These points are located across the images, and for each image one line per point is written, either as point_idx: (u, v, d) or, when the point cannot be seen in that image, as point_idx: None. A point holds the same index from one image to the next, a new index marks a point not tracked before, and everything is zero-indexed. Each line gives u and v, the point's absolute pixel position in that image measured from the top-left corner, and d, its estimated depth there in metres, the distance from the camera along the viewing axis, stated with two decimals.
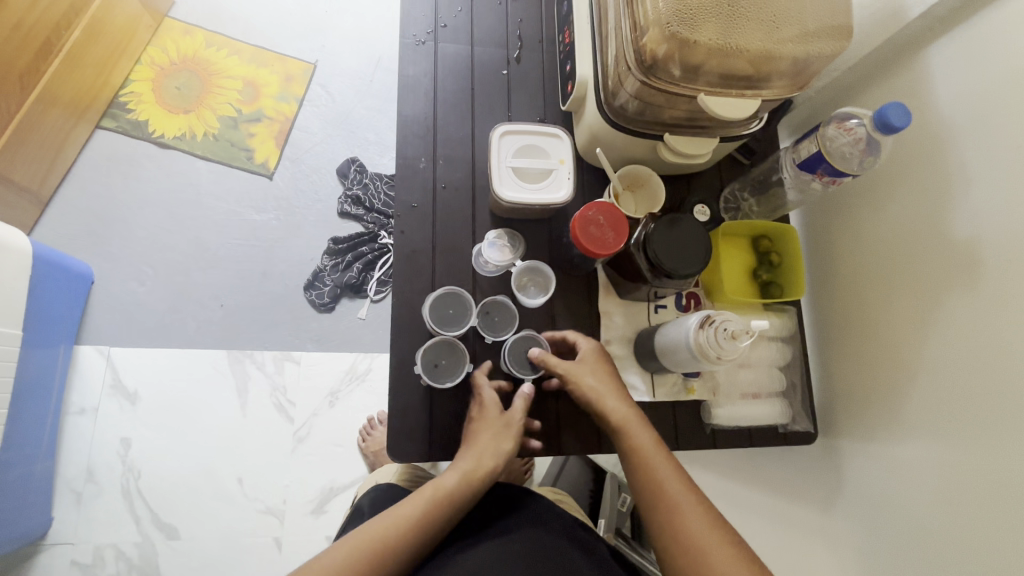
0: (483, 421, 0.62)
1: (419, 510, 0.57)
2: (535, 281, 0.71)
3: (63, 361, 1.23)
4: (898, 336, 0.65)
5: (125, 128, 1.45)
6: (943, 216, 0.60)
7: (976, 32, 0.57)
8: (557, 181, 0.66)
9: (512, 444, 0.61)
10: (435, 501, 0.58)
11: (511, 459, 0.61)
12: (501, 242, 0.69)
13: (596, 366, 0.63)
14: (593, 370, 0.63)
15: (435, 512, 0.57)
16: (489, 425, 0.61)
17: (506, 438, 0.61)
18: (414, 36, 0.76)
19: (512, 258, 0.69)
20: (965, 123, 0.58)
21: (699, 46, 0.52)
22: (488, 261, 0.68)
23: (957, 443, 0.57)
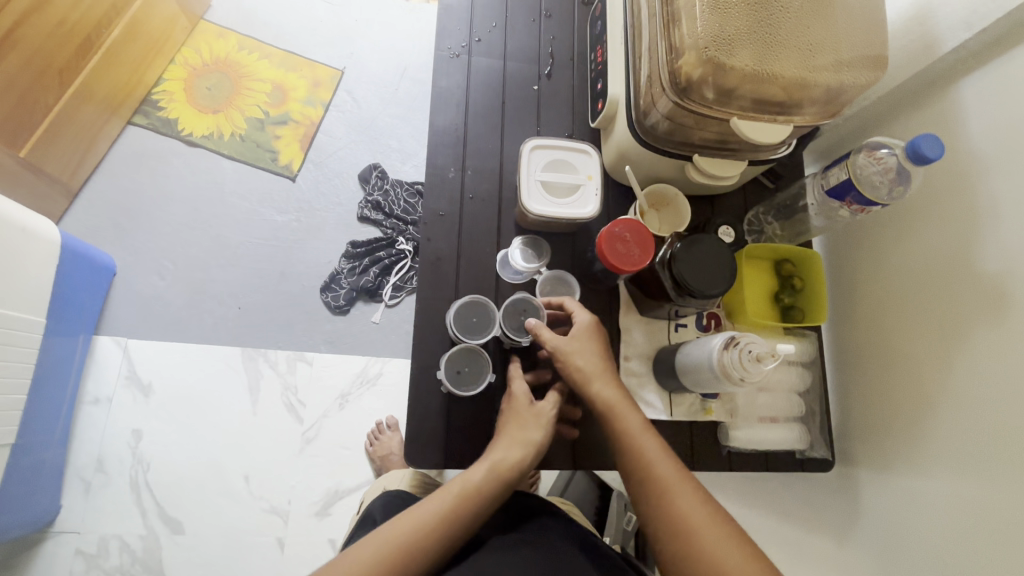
0: (510, 414, 0.62)
1: (443, 509, 0.55)
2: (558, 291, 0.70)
3: (81, 350, 1.25)
4: (922, 367, 0.64)
5: (155, 125, 1.48)
6: (972, 249, 0.60)
7: (1010, 68, 0.58)
8: (584, 197, 0.67)
9: (542, 433, 0.61)
10: (461, 499, 0.56)
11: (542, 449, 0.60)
12: (525, 249, 0.70)
13: (585, 342, 0.62)
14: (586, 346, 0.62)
15: (462, 510, 0.56)
16: (516, 418, 0.61)
17: (536, 428, 0.61)
18: (449, 49, 0.77)
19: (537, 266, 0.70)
20: (997, 158, 0.58)
21: (735, 71, 0.53)
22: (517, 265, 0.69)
23: (980, 480, 0.56)
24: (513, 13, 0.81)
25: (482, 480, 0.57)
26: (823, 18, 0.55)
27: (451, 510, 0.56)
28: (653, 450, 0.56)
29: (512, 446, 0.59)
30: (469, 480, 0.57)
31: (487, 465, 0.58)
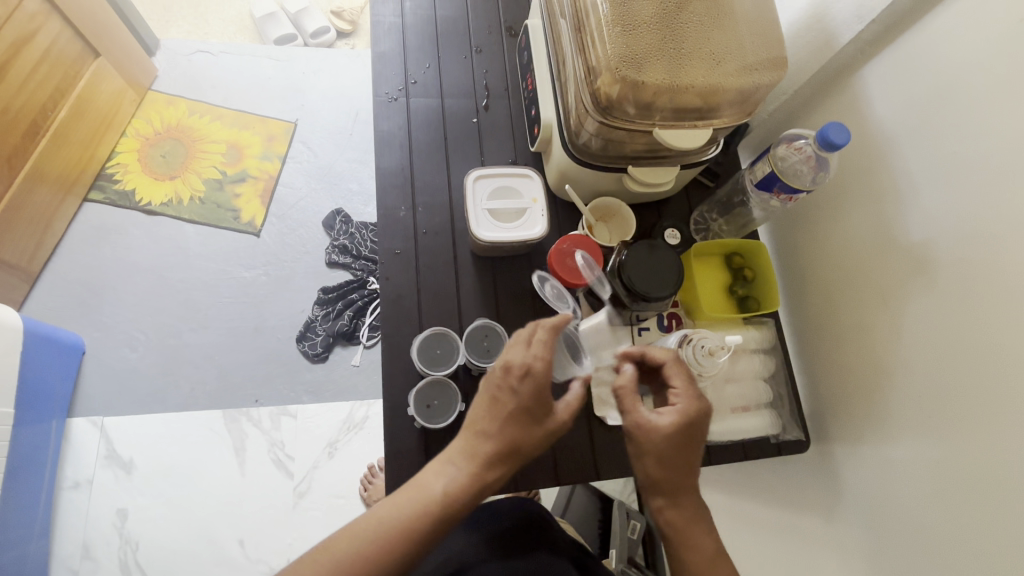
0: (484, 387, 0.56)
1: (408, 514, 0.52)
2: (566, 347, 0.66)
3: (55, 435, 1.22)
4: (876, 341, 0.67)
5: (112, 199, 1.48)
6: (897, 222, 0.63)
7: (900, 53, 0.63)
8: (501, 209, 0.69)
9: (490, 422, 0.54)
10: (425, 509, 0.52)
11: (495, 433, 0.54)
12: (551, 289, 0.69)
13: (690, 438, 0.56)
14: (688, 437, 0.56)
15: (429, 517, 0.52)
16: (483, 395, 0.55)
17: (489, 416, 0.54)
18: (386, 93, 0.80)
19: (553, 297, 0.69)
20: (904, 135, 0.63)
21: (649, 86, 0.57)
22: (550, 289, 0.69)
23: (941, 439, 0.58)
24: (445, 53, 0.84)
25: (453, 481, 0.53)
26: (724, 29, 0.59)
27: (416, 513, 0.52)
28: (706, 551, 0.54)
29: (495, 434, 0.53)
30: (438, 486, 0.52)
31: (465, 466, 0.53)
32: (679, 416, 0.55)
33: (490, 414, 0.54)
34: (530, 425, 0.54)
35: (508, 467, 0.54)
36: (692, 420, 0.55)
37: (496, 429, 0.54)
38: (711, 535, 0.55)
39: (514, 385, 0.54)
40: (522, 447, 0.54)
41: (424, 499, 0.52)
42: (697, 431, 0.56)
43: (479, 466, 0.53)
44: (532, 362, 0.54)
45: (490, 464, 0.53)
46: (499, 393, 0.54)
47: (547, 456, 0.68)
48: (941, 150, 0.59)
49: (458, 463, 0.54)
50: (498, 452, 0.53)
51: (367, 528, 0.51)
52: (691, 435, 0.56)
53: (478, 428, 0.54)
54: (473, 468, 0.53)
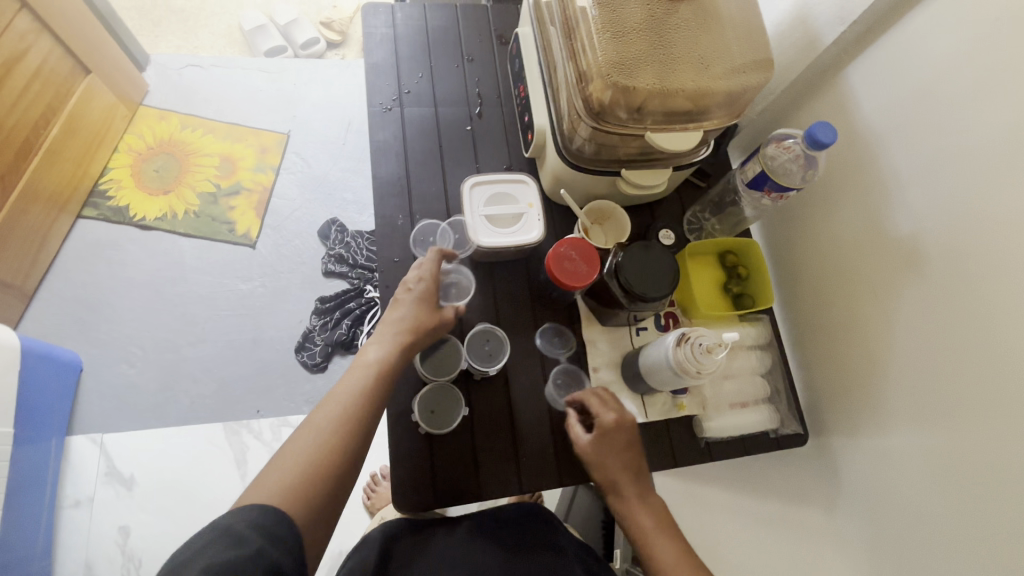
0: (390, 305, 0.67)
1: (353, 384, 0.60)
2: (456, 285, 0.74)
3: (54, 454, 1.21)
4: (869, 334, 0.68)
5: (106, 215, 1.48)
6: (886, 216, 0.65)
7: (882, 53, 0.64)
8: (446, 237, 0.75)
9: (402, 307, 0.65)
10: (370, 373, 0.61)
11: (408, 313, 0.65)
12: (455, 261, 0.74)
13: (613, 445, 0.63)
14: (609, 448, 0.63)
15: (371, 379, 0.60)
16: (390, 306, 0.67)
17: (398, 306, 0.66)
18: (381, 104, 0.81)
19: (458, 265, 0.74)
20: (890, 132, 0.64)
21: (639, 91, 0.58)
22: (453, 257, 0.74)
23: (937, 428, 0.59)
24: (437, 62, 0.85)
25: (385, 350, 0.62)
26: (711, 33, 0.61)
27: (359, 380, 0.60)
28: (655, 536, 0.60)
29: (406, 313, 0.65)
30: (370, 357, 0.62)
31: (392, 338, 0.63)
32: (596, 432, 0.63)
33: (402, 301, 0.66)
34: (432, 307, 0.66)
35: (428, 334, 0.65)
36: (611, 430, 0.63)
37: (410, 309, 0.65)
38: (647, 511, 0.61)
39: (411, 287, 0.66)
40: (431, 322, 0.65)
41: (363, 371, 0.61)
42: (616, 439, 0.64)
43: (401, 338, 0.63)
44: (422, 278, 0.67)
45: (408, 334, 0.64)
46: (399, 299, 0.66)
47: (552, 458, 0.68)
48: (925, 146, 0.60)
49: (385, 337, 0.64)
50: (413, 324, 0.64)
51: (333, 407, 0.58)
52: (611, 445, 0.63)
53: (387, 318, 0.65)
54: (396, 339, 0.63)
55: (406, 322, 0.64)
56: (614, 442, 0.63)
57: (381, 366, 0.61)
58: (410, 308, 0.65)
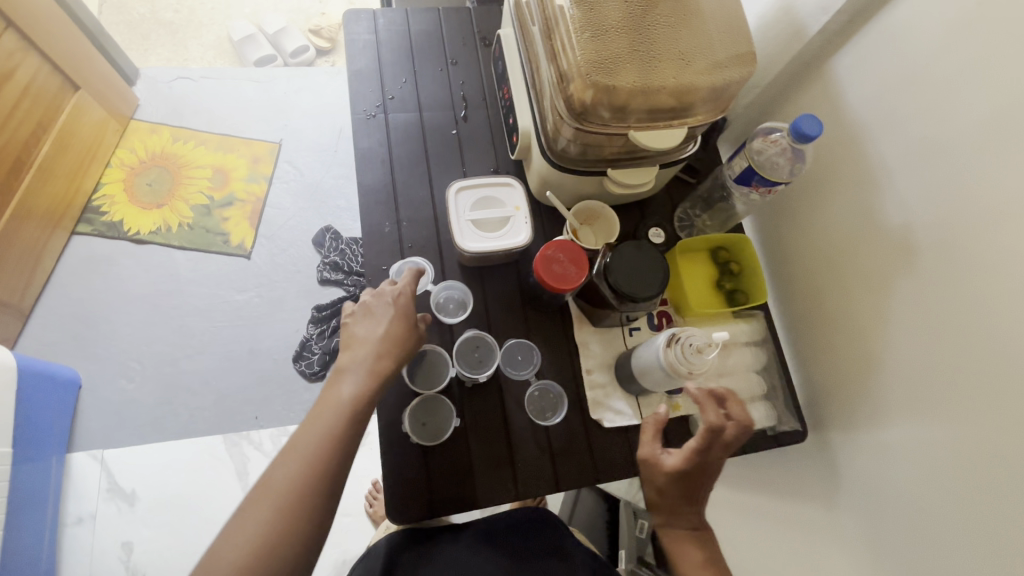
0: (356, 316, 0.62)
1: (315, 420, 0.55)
2: (452, 298, 0.73)
3: (55, 472, 1.21)
4: (865, 328, 0.67)
5: (101, 231, 1.48)
6: (878, 206, 0.64)
7: (868, 41, 0.63)
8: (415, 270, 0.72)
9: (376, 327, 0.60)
10: (343, 407, 0.56)
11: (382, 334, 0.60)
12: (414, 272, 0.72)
13: (687, 477, 0.59)
14: (683, 479, 0.59)
15: (333, 412, 0.55)
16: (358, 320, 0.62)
17: (372, 325, 0.61)
18: (365, 110, 0.80)
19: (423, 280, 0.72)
20: (877, 121, 0.63)
21: (621, 89, 0.57)
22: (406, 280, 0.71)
23: (935, 422, 0.58)
24: (421, 66, 0.84)
25: (350, 379, 0.57)
26: (692, 28, 0.60)
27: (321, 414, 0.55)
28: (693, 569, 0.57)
29: (376, 336, 0.60)
30: (335, 389, 0.57)
31: (360, 364, 0.58)
32: (682, 457, 0.59)
33: (368, 322, 0.61)
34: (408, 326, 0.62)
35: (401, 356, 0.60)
36: (694, 470, 0.58)
37: (385, 332, 0.60)
38: (700, 548, 0.58)
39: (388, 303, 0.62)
40: (402, 341, 0.60)
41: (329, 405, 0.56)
42: (694, 474, 0.59)
43: (372, 362, 0.58)
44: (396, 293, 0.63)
45: (379, 357, 0.59)
46: (372, 315, 0.61)
47: (547, 464, 0.67)
48: (913, 134, 0.59)
49: (353, 362, 0.59)
50: (378, 347, 0.59)
51: (306, 451, 0.53)
52: (686, 477, 0.59)
53: (352, 336, 0.60)
54: (362, 364, 0.58)
55: (371, 346, 0.59)
56: (691, 477, 0.59)
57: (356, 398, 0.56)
58: (385, 333, 0.60)
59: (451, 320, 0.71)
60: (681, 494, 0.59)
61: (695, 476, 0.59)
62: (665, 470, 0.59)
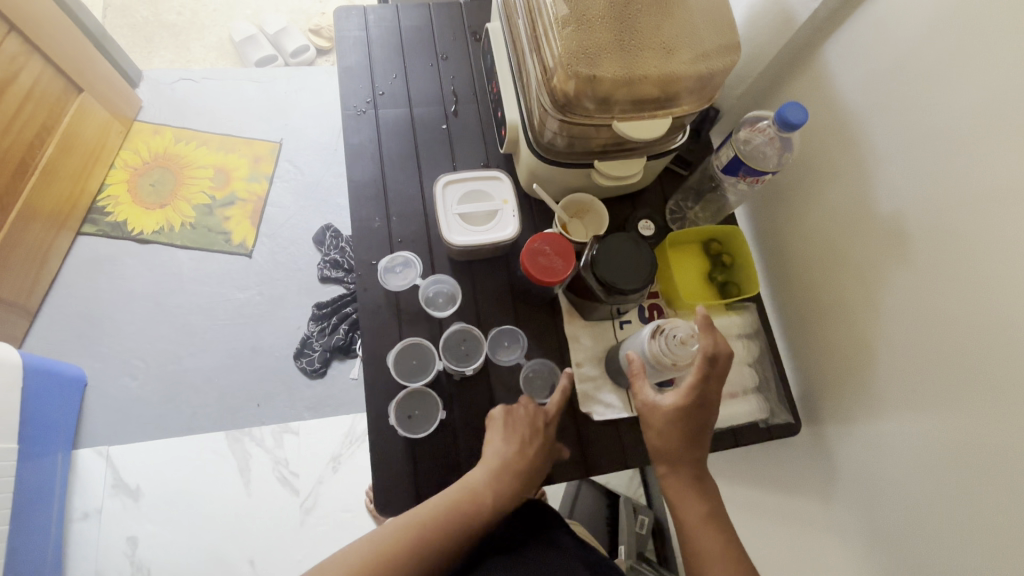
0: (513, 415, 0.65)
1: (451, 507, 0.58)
2: (442, 293, 0.73)
3: (61, 468, 1.24)
4: (858, 319, 0.66)
5: (105, 231, 1.50)
6: (869, 195, 0.63)
7: (858, 27, 0.62)
8: (406, 266, 0.73)
9: (530, 438, 0.63)
10: (472, 503, 0.59)
11: (529, 446, 0.63)
12: (403, 267, 0.73)
13: (681, 419, 0.60)
14: (678, 421, 0.60)
15: (469, 512, 0.58)
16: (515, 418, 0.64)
17: (527, 435, 0.63)
18: (355, 107, 0.81)
19: (413, 276, 0.72)
20: (868, 109, 0.62)
21: (603, 80, 0.57)
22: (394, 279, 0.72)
23: (926, 413, 0.57)
24: (411, 62, 0.85)
25: (495, 489, 0.60)
26: (676, 17, 0.59)
27: (459, 509, 0.58)
28: (693, 515, 0.58)
29: (520, 446, 0.62)
30: (485, 497, 0.59)
31: (497, 464, 0.61)
32: (676, 400, 0.60)
33: (525, 442, 0.62)
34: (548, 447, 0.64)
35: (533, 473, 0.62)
36: (688, 412, 0.59)
37: (531, 447, 0.62)
38: (701, 501, 0.59)
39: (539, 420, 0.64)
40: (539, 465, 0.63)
41: (471, 505, 0.58)
42: (688, 415, 0.60)
43: (508, 468, 0.61)
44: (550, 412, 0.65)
45: (514, 467, 0.61)
46: (524, 424, 0.64)
47: None
48: (905, 120, 0.58)
49: (490, 457, 0.62)
50: (525, 469, 0.61)
51: (429, 517, 0.57)
52: (680, 419, 0.60)
53: (504, 429, 0.64)
54: (510, 480, 0.61)
55: (521, 465, 0.61)
56: (685, 419, 0.60)
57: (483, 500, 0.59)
58: (533, 447, 0.63)
59: (441, 314, 0.71)
60: (677, 437, 0.60)
61: (689, 417, 0.60)
62: (659, 414, 0.60)
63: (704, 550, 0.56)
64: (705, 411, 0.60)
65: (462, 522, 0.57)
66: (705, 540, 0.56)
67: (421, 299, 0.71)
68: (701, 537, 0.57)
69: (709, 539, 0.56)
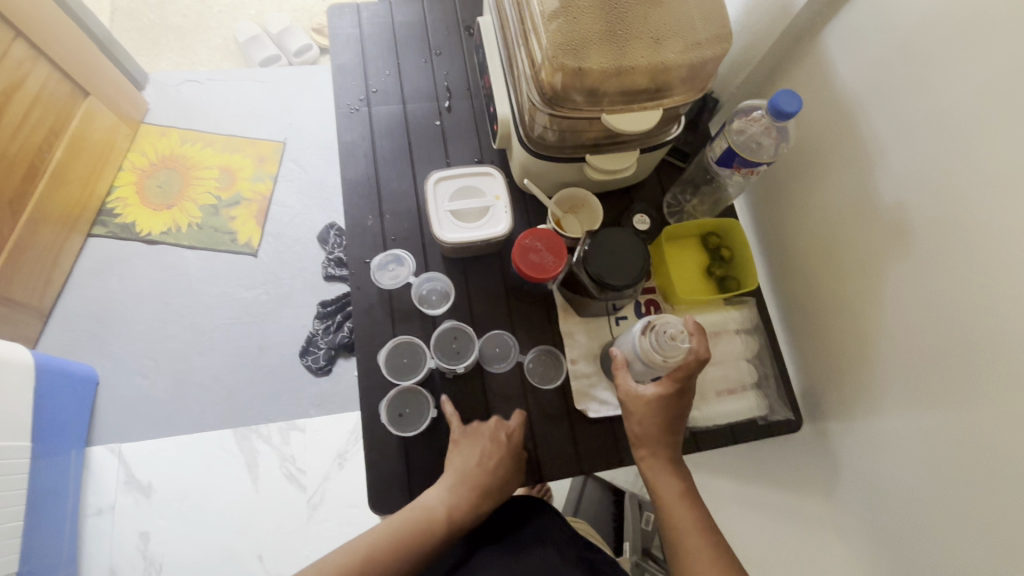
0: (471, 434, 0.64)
1: (408, 523, 0.58)
2: (435, 290, 0.73)
3: (75, 465, 1.26)
4: (859, 313, 0.64)
5: (115, 232, 1.52)
6: (870, 185, 0.61)
7: (858, 11, 0.60)
8: (399, 263, 0.73)
9: (489, 455, 0.62)
10: (430, 523, 0.59)
11: (489, 464, 0.62)
12: (395, 264, 0.73)
13: (661, 406, 0.62)
14: (660, 407, 0.62)
15: (422, 529, 0.58)
16: (475, 436, 0.64)
17: (487, 453, 0.62)
18: (348, 104, 0.81)
19: (406, 273, 0.72)
20: (869, 95, 0.60)
21: (592, 72, 0.56)
22: (387, 275, 0.72)
23: (929, 410, 0.55)
24: (404, 58, 0.84)
25: (452, 503, 0.60)
26: (667, 6, 0.58)
27: (415, 525, 0.58)
28: (673, 493, 0.60)
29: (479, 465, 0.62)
30: (442, 510, 0.59)
31: (457, 481, 0.61)
32: (660, 388, 0.62)
33: (486, 458, 0.62)
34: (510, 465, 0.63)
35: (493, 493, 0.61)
36: (671, 398, 0.62)
37: (491, 465, 0.62)
38: (679, 479, 0.61)
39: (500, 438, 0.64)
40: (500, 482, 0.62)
41: (429, 518, 0.59)
42: (670, 402, 0.62)
43: (465, 487, 0.61)
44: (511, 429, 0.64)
45: (473, 486, 0.61)
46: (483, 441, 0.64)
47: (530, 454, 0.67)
48: (907, 107, 0.56)
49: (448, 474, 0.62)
50: (486, 482, 0.61)
51: (386, 535, 0.58)
52: (662, 405, 0.62)
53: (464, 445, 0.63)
54: (467, 492, 0.60)
55: (481, 477, 0.61)
56: (666, 406, 0.62)
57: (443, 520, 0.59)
58: (493, 465, 0.62)
59: (434, 311, 0.71)
60: (658, 423, 0.62)
61: (670, 404, 0.62)
62: (641, 402, 0.62)
63: (683, 527, 0.58)
64: (685, 399, 0.62)
65: (421, 538, 0.58)
66: (682, 514, 0.58)
67: (414, 297, 0.71)
68: (680, 515, 0.58)
69: (685, 514, 0.58)
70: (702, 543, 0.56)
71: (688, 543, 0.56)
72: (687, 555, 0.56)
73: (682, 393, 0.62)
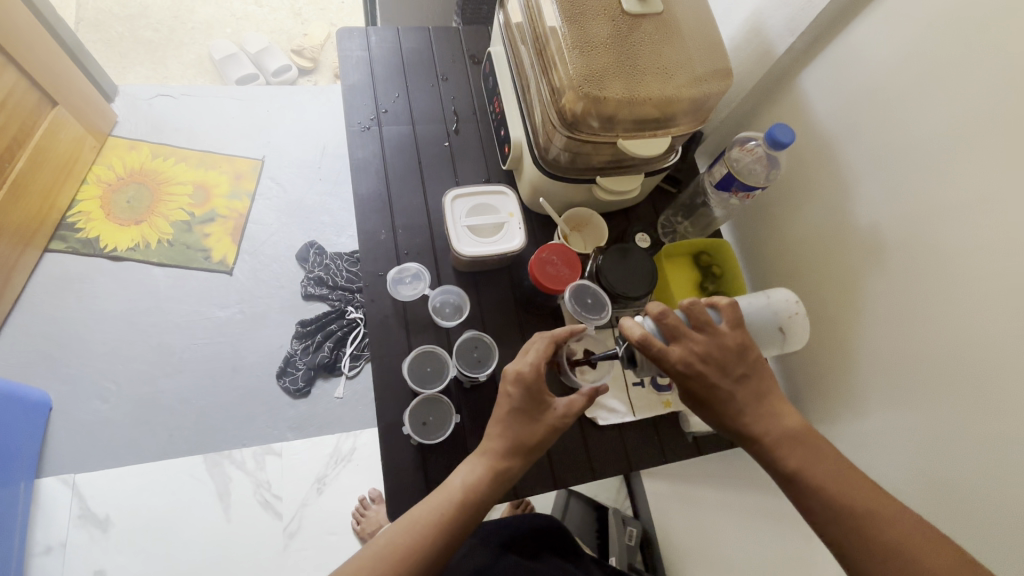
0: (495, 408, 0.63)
1: (435, 495, 0.58)
2: (449, 303, 0.74)
3: (23, 498, 1.16)
4: (839, 324, 0.71)
5: (75, 248, 1.44)
6: (847, 210, 0.69)
7: (830, 60, 0.70)
8: (416, 278, 0.75)
9: (504, 407, 0.60)
10: (452, 492, 0.57)
11: (506, 417, 0.60)
12: (412, 277, 0.74)
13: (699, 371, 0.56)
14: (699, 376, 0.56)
15: (449, 497, 0.57)
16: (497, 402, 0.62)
17: (502, 408, 0.60)
18: (359, 123, 0.83)
19: (422, 287, 0.74)
20: (842, 133, 0.69)
21: (609, 101, 0.61)
22: (405, 288, 0.73)
23: (907, 410, 0.62)
24: (413, 82, 0.88)
25: (473, 467, 0.59)
26: (672, 45, 0.65)
27: (439, 496, 0.57)
28: (801, 455, 0.53)
29: (496, 425, 0.60)
30: (454, 479, 0.58)
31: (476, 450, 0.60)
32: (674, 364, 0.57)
33: (500, 417, 0.60)
34: (532, 417, 0.60)
35: (518, 446, 0.59)
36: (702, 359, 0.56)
37: (506, 418, 0.60)
38: (786, 435, 0.54)
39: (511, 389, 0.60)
40: (521, 434, 0.59)
41: (445, 492, 0.57)
42: (702, 363, 0.56)
43: (486, 453, 0.59)
44: (519, 369, 0.60)
45: (492, 448, 0.59)
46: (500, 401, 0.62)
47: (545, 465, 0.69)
48: (879, 142, 0.64)
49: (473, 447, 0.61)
50: (503, 436, 0.59)
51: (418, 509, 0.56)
52: (696, 370, 0.56)
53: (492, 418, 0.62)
54: (485, 454, 0.59)
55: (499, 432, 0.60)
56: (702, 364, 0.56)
57: (463, 491, 0.57)
58: (507, 414, 0.60)
59: (449, 323, 0.72)
60: (716, 389, 0.56)
61: (708, 365, 0.56)
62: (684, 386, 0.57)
63: (828, 487, 0.51)
64: (716, 353, 0.56)
65: (451, 510, 0.56)
66: (821, 473, 0.51)
67: (430, 308, 0.73)
68: (821, 476, 0.51)
69: (825, 472, 0.51)
70: (865, 498, 0.50)
71: (844, 500, 0.50)
72: (859, 517, 0.49)
73: (704, 351, 0.56)
